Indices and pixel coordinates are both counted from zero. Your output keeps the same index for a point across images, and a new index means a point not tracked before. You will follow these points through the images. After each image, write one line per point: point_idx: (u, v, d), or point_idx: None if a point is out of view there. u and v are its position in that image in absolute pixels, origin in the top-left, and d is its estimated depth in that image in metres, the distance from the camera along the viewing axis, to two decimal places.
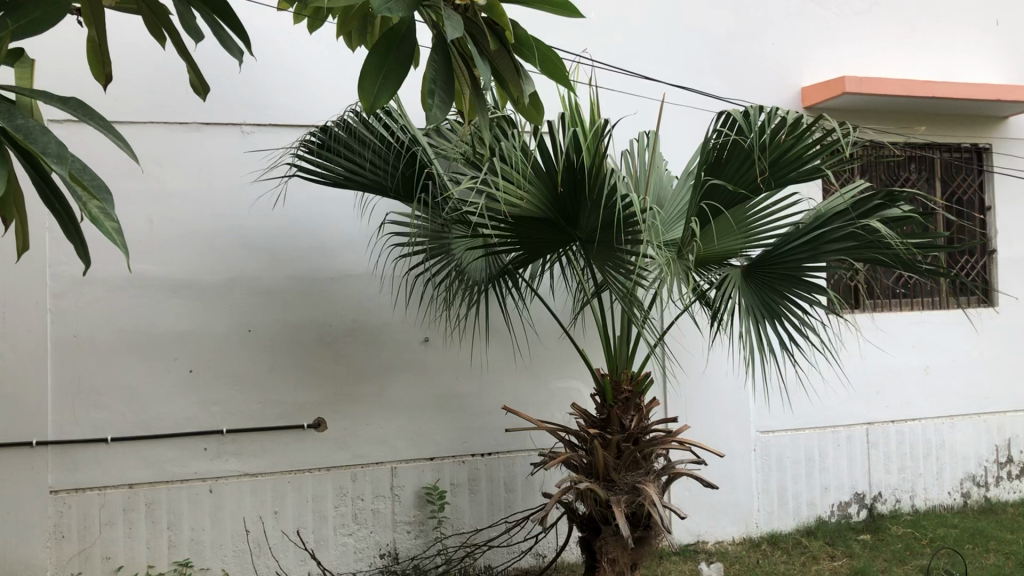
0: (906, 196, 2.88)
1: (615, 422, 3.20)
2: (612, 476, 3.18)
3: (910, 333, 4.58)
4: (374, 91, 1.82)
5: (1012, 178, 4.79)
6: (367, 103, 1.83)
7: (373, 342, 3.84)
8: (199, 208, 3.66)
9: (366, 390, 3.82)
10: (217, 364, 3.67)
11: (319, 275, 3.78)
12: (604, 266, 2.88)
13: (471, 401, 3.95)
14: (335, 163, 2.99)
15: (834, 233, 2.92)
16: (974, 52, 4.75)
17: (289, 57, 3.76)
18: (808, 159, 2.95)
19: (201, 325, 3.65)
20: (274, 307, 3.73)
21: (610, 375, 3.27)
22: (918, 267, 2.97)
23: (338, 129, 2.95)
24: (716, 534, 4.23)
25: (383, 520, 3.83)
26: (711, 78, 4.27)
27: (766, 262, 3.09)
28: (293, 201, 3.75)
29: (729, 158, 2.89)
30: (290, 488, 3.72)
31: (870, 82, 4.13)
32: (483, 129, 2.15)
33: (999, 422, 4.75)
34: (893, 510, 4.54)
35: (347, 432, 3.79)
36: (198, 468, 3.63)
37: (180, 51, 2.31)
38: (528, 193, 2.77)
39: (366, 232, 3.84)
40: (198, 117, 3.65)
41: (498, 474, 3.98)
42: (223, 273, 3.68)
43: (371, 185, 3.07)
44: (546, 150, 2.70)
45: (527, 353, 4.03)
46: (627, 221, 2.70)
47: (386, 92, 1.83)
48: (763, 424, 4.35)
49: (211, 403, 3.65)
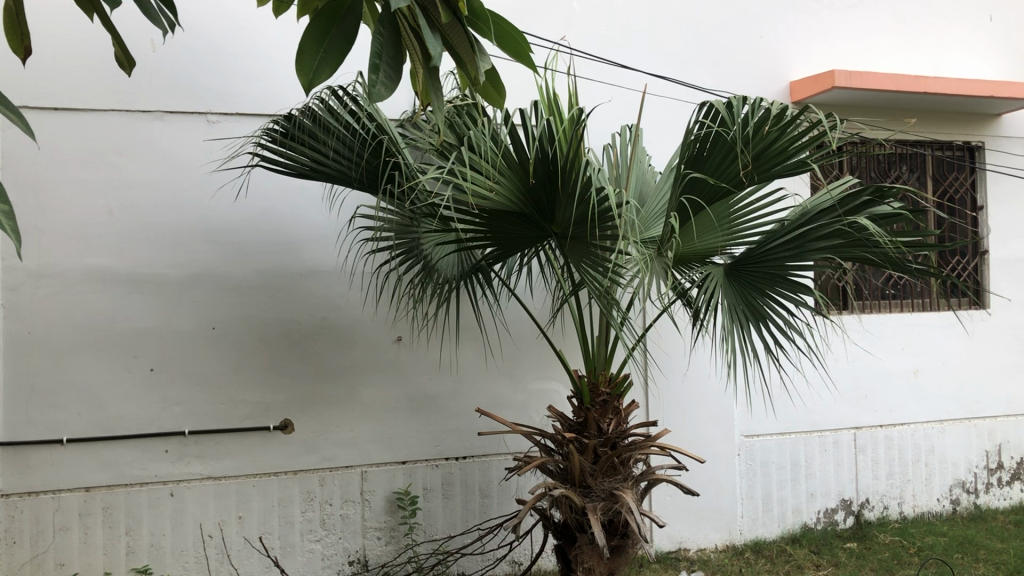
0: (895, 191, 2.76)
1: (592, 425, 3.06)
2: (588, 482, 3.04)
3: (900, 335, 4.46)
4: (313, 65, 1.72)
5: (1005, 176, 4.68)
6: (306, 78, 1.72)
7: (343, 341, 3.70)
8: (162, 200, 3.51)
9: (336, 390, 3.69)
10: (180, 363, 3.52)
11: (288, 271, 3.64)
12: (579, 263, 2.74)
13: (444, 403, 3.82)
14: (299, 153, 2.84)
15: (820, 231, 2.78)
16: (967, 46, 4.63)
17: (258, 44, 3.62)
18: (795, 154, 2.78)
19: (163, 323, 3.50)
20: (239, 305, 3.59)
21: (587, 377, 3.14)
22: (908, 266, 2.84)
23: (303, 117, 2.78)
24: (698, 541, 4.10)
25: (352, 525, 3.69)
26: (697, 70, 4.14)
27: (749, 261, 2.96)
28: (261, 193, 3.61)
29: (712, 150, 2.74)
30: (255, 491, 3.57)
31: (860, 76, 4.00)
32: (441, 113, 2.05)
33: (990, 427, 4.63)
34: (880, 518, 4.42)
35: (315, 434, 3.65)
36: (158, 471, 3.48)
37: (105, 26, 2.29)
38: (498, 184, 2.62)
39: (336, 226, 3.69)
40: (162, 105, 3.50)
41: (473, 479, 3.84)
42: (187, 268, 3.53)
43: (337, 176, 2.92)
44: (519, 139, 2.55)
45: (503, 354, 3.89)
46: (603, 215, 2.56)
47: (326, 67, 1.74)
48: (746, 428, 4.22)
49: (173, 403, 3.51)
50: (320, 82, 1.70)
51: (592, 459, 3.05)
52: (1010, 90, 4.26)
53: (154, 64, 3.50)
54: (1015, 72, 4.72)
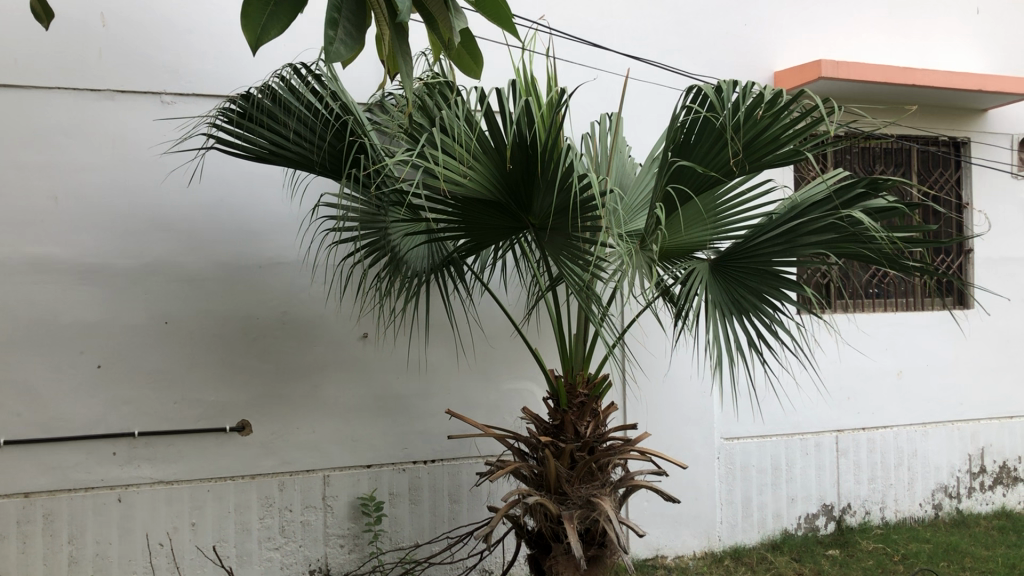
0: (890, 184, 2.60)
1: (569, 429, 2.88)
2: (564, 488, 2.86)
3: (884, 336, 4.32)
4: (260, 22, 1.67)
5: (991, 173, 4.56)
6: (253, 35, 1.68)
7: (305, 338, 3.49)
8: (111, 185, 3.28)
9: (297, 390, 3.48)
10: (129, 360, 3.29)
11: (247, 263, 3.42)
12: (558, 256, 2.58)
13: (412, 403, 3.62)
14: (257, 135, 2.63)
15: (811, 224, 2.62)
16: (954, 39, 4.51)
17: (217, 20, 3.40)
18: (786, 141, 2.59)
19: (112, 316, 3.27)
20: (195, 299, 3.36)
21: (564, 377, 2.96)
22: (903, 263, 2.68)
23: (261, 96, 2.56)
24: (676, 548, 3.94)
25: (314, 533, 3.49)
26: (680, 58, 3.97)
27: (737, 255, 2.80)
28: (218, 179, 3.40)
29: (699, 137, 2.57)
30: (209, 497, 3.35)
31: (847, 66, 3.86)
32: (413, 86, 1.93)
33: (973, 430, 4.51)
34: (862, 523, 4.29)
35: (275, 436, 3.44)
36: (105, 475, 3.25)
37: None
38: (472, 170, 2.42)
39: (298, 215, 3.48)
40: (112, 85, 3.28)
41: (442, 484, 3.65)
42: (137, 258, 3.30)
43: (299, 160, 2.72)
44: (496, 122, 2.36)
45: (475, 352, 3.71)
46: (585, 205, 2.39)
47: (275, 24, 1.69)
48: (726, 430, 4.07)
49: (121, 403, 3.28)
50: (266, 43, 1.66)
51: (568, 464, 2.88)
52: (1010, 85, 4.20)
53: (103, 40, 3.27)
54: (1002, 65, 4.60)
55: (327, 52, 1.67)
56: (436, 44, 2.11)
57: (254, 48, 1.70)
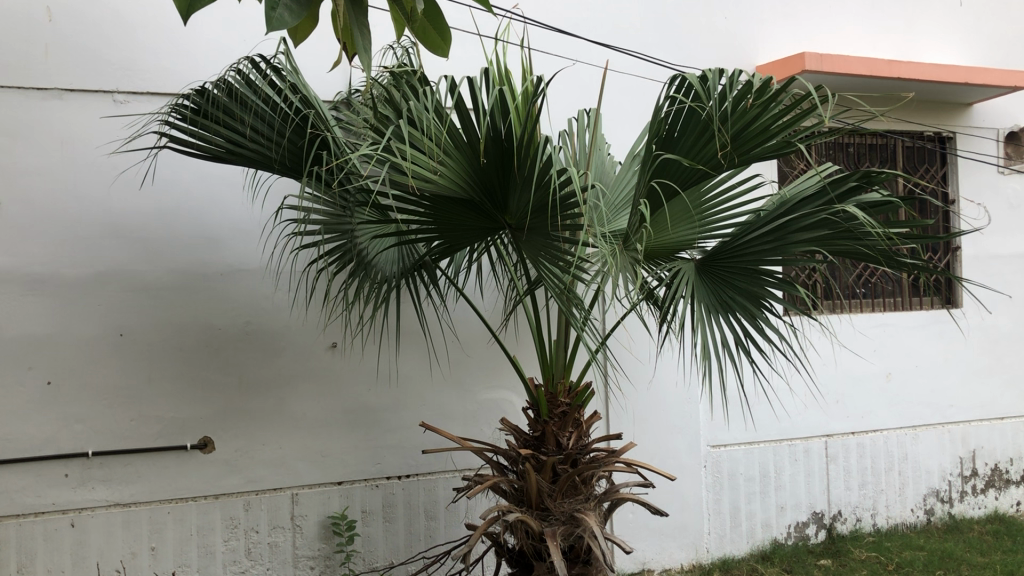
0: (884, 177, 2.44)
1: (550, 441, 2.71)
2: (546, 504, 2.69)
3: (872, 336, 4.19)
4: None
5: (976, 170, 4.45)
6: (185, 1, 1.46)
7: (270, 349, 3.31)
8: (59, 189, 3.07)
9: (262, 404, 3.29)
10: (82, 376, 3.09)
11: (207, 271, 3.24)
12: (537, 258, 2.41)
13: (384, 416, 3.44)
14: (213, 133, 2.45)
15: (803, 219, 2.44)
16: (937, 31, 4.40)
17: (173, 13, 3.20)
18: (776, 133, 2.45)
19: (63, 329, 3.07)
20: (151, 308, 3.17)
21: (544, 387, 2.79)
22: (899, 260, 2.50)
23: (217, 91, 2.38)
24: (661, 562, 3.78)
25: (282, 555, 3.30)
26: (658, 51, 3.83)
27: (723, 255, 2.61)
28: (175, 182, 3.21)
29: (684, 129, 2.41)
30: (170, 519, 3.16)
31: (832, 59, 3.73)
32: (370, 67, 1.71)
33: (963, 432, 4.39)
34: (853, 531, 4.15)
35: (238, 453, 3.25)
36: (56, 498, 3.04)
37: None
38: (443, 166, 2.24)
39: (261, 220, 3.31)
40: (60, 83, 3.08)
41: (417, 500, 3.47)
42: (90, 267, 3.10)
43: (257, 160, 2.53)
44: (468, 114, 2.19)
45: (449, 360, 3.54)
46: (565, 203, 2.23)
47: None
48: (712, 438, 3.92)
49: (73, 421, 3.07)
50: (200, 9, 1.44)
51: (551, 477, 2.71)
52: (996, 78, 4.08)
53: (50, 36, 3.08)
54: (986, 58, 4.49)
55: (272, 20, 1.48)
56: (400, 20, 1.89)
57: (187, 12, 1.49)
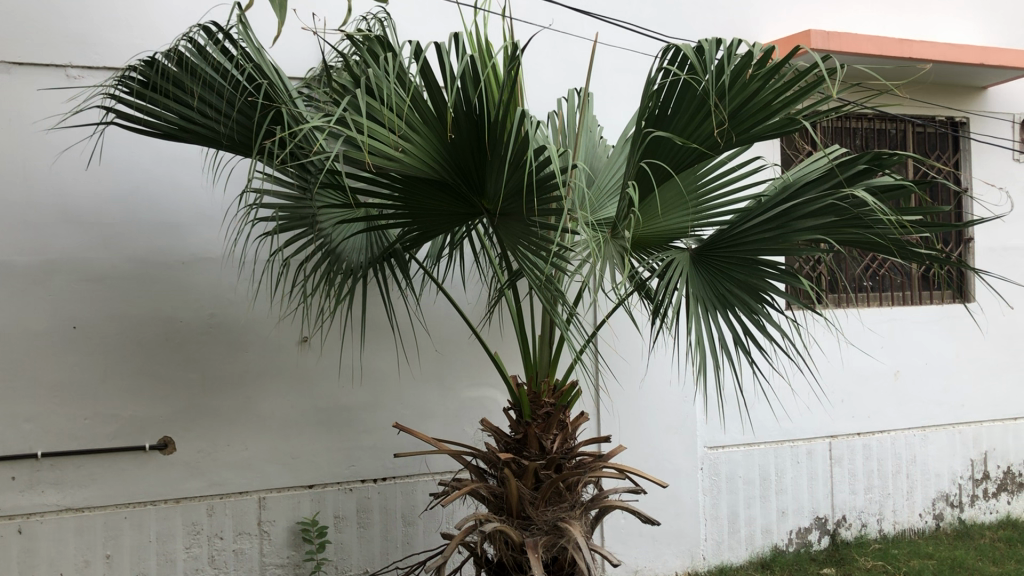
0: (896, 160, 2.21)
1: (532, 444, 2.48)
2: (527, 512, 2.47)
3: (879, 331, 3.97)
4: None
5: (990, 158, 4.22)
6: None
7: (235, 344, 3.09)
8: (7, 170, 2.86)
9: (226, 402, 3.07)
10: (29, 372, 2.87)
11: (166, 260, 3.02)
12: (516, 246, 2.19)
13: (359, 416, 3.23)
14: (162, 107, 2.23)
15: (807, 205, 2.20)
16: (950, 9, 4.16)
17: None
18: (778, 111, 2.22)
19: (9, 320, 2.85)
20: (106, 299, 2.95)
21: (526, 386, 2.56)
22: (912, 251, 2.28)
23: (165, 60, 2.16)
24: (656, 570, 3.57)
25: (248, 563, 3.09)
26: (653, 26, 3.60)
27: (719, 244, 2.38)
28: (132, 163, 2.99)
29: (677, 106, 2.17)
30: (126, 525, 2.95)
31: (839, 38, 3.50)
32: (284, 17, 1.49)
33: (975, 433, 4.17)
34: (858, 537, 3.93)
35: (201, 455, 3.04)
36: (3, 503, 2.83)
37: None
38: (409, 143, 2.02)
39: (223, 204, 3.09)
40: (7, 55, 2.86)
41: (394, 504, 3.26)
42: (38, 254, 2.88)
43: (209, 137, 2.31)
44: (436, 85, 1.97)
45: (427, 356, 3.32)
46: (542, 184, 2.00)
47: None
48: (709, 439, 3.70)
49: (20, 420, 2.86)
50: None
51: (532, 484, 2.48)
52: (1012, 59, 3.84)
53: None
54: (1002, 37, 4.25)
55: None
56: None
57: None
